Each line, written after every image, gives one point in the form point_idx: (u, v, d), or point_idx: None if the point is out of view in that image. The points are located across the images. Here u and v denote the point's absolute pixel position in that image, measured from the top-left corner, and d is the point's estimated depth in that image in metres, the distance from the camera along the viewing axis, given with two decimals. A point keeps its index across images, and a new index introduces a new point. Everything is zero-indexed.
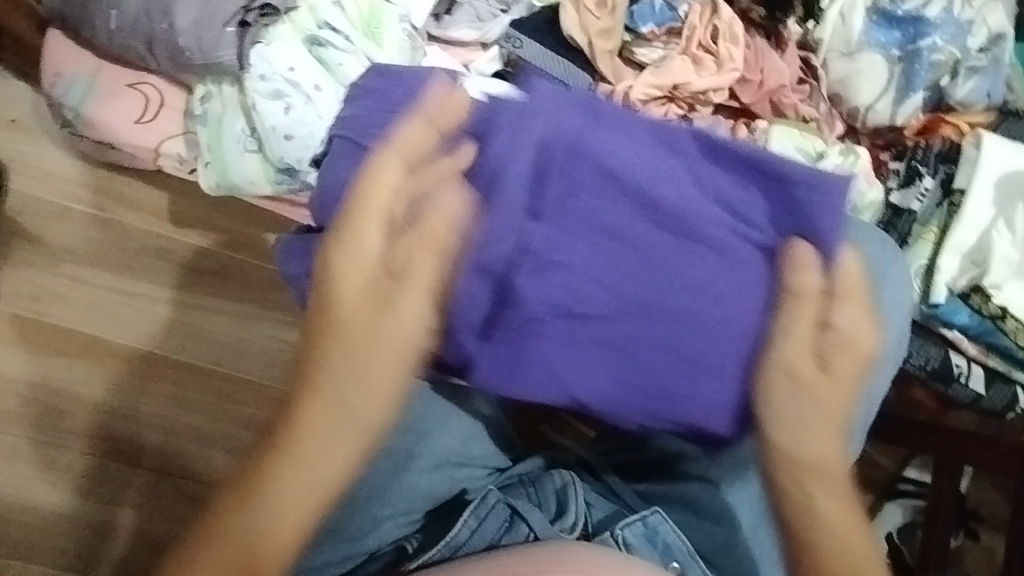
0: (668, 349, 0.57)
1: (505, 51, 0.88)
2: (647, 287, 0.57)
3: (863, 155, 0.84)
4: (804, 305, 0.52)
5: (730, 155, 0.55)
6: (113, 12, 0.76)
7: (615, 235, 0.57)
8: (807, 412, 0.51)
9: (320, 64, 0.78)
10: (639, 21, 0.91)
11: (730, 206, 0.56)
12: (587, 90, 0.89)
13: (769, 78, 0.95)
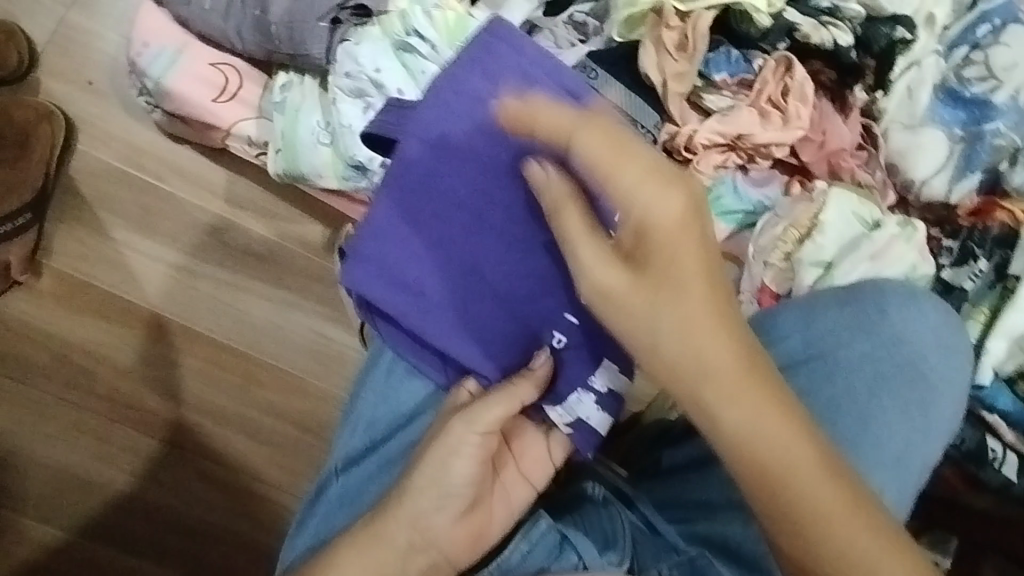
0: None
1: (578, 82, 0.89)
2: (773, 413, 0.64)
3: (921, 229, 0.84)
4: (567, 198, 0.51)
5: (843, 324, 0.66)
6: None
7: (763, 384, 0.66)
8: (732, 405, 0.47)
9: (405, 71, 0.79)
10: (713, 68, 0.93)
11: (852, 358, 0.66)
12: (654, 127, 0.90)
13: (832, 139, 0.96)
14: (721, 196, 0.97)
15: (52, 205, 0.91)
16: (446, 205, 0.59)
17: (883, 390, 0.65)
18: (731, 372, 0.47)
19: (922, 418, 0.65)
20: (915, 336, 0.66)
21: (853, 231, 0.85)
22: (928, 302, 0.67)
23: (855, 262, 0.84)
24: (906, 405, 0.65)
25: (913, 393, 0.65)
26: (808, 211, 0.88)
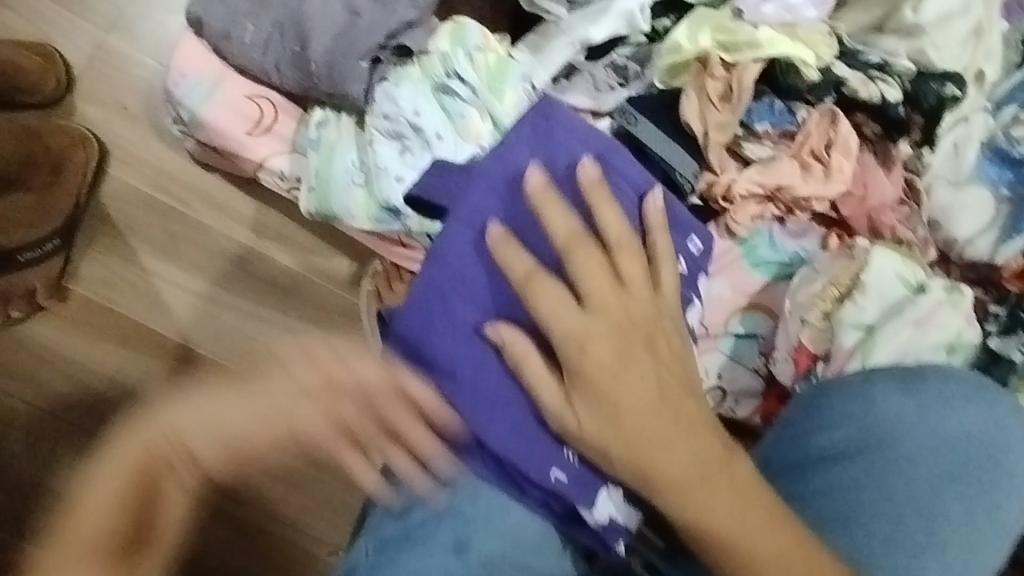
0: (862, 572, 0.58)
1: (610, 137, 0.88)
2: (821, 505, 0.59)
3: (968, 295, 0.82)
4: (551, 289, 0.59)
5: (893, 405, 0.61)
6: (251, 28, 0.80)
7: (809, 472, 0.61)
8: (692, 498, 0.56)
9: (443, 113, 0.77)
10: (755, 118, 0.91)
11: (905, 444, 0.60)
12: (693, 177, 0.87)
13: (873, 194, 0.94)
14: (757, 247, 0.94)
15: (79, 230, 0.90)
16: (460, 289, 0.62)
17: (948, 494, 0.60)
18: (684, 473, 0.56)
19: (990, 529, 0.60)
20: (973, 421, 0.61)
21: (897, 292, 0.82)
22: (992, 394, 0.62)
23: (898, 328, 0.81)
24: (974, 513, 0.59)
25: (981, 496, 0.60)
26: (848, 269, 0.85)
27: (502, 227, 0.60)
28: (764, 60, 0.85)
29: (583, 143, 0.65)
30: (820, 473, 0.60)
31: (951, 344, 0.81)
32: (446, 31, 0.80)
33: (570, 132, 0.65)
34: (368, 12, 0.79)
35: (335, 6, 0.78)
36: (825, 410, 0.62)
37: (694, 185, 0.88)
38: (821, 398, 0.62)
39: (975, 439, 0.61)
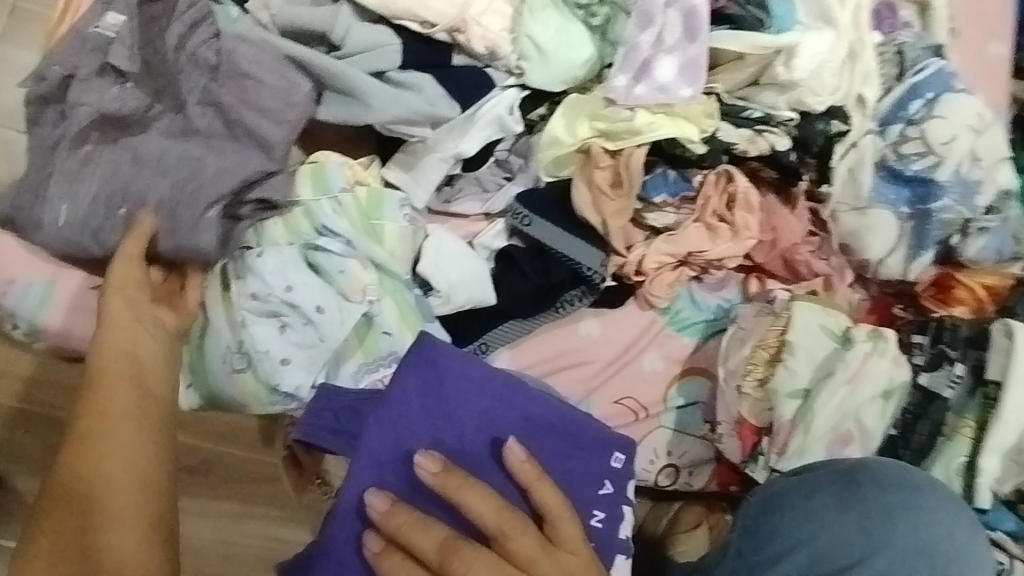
0: None
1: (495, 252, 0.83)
2: None
3: (892, 338, 0.80)
4: (474, 568, 0.51)
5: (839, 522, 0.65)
6: (67, 207, 0.69)
7: None
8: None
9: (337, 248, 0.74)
10: (651, 190, 0.87)
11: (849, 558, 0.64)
12: (600, 267, 0.83)
13: (782, 236, 0.92)
14: (680, 310, 0.91)
15: None
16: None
17: None
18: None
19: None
20: (914, 524, 0.64)
21: (824, 348, 0.81)
22: (925, 488, 0.66)
23: (833, 389, 0.79)
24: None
25: None
26: (773, 330, 0.83)
27: (385, 496, 0.54)
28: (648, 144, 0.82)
29: (478, 390, 0.58)
30: None
31: (885, 390, 0.79)
32: (307, 176, 0.75)
33: (460, 377, 0.58)
34: (213, 155, 0.71)
35: (171, 159, 0.70)
36: (771, 536, 0.65)
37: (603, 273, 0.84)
38: (769, 523, 0.66)
39: (922, 538, 0.64)
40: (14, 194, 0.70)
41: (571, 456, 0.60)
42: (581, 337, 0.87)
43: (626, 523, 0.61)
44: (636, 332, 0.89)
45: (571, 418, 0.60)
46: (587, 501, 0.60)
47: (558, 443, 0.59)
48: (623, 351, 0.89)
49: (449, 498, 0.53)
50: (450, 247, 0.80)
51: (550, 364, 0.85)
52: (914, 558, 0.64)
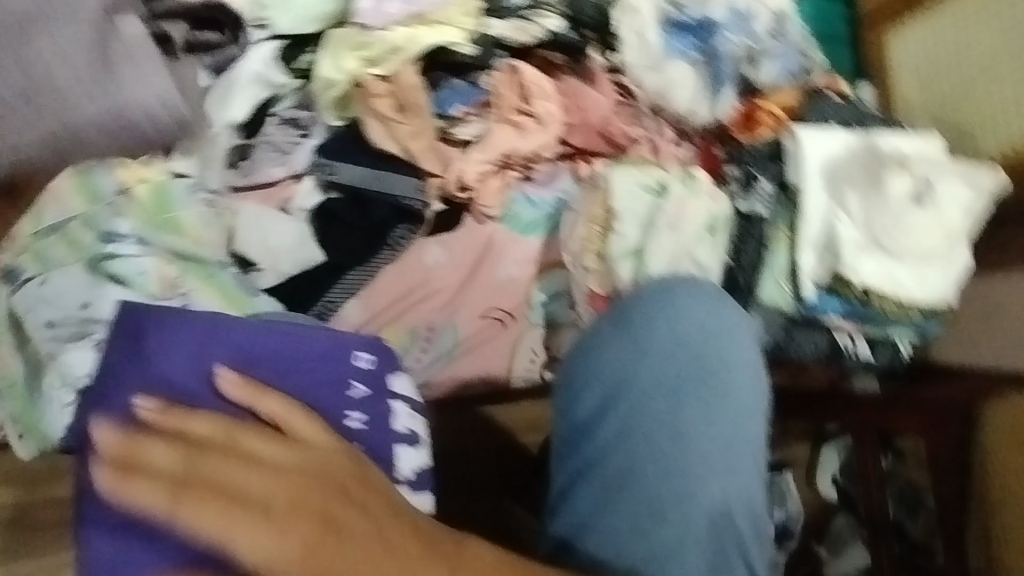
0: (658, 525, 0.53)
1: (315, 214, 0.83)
2: (585, 483, 0.55)
3: (700, 174, 0.86)
4: (239, 529, 0.43)
5: (618, 343, 0.59)
6: None
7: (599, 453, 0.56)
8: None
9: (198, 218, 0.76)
10: (446, 105, 0.86)
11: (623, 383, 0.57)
12: (417, 193, 0.86)
13: (592, 114, 0.94)
14: (518, 214, 0.95)
15: None
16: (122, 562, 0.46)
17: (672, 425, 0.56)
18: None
19: (725, 451, 0.55)
20: (635, 344, 0.58)
21: (644, 203, 0.85)
22: (677, 287, 0.60)
23: (659, 239, 0.85)
24: (707, 400, 0.56)
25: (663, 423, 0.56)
26: (598, 203, 0.86)
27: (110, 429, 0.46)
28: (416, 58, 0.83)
29: (175, 332, 0.53)
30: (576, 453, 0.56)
31: (710, 226, 0.85)
32: (74, 189, 0.73)
33: (164, 333, 0.53)
34: None
35: None
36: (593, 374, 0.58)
37: (424, 200, 0.86)
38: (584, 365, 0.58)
39: (669, 344, 0.58)
40: None
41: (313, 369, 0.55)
42: (429, 266, 0.90)
43: (399, 415, 0.56)
44: (481, 244, 0.94)
45: (290, 335, 0.55)
46: (335, 407, 0.54)
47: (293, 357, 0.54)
48: (471, 264, 0.92)
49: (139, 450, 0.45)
50: (262, 219, 0.80)
51: (396, 299, 0.88)
52: (676, 362, 0.58)
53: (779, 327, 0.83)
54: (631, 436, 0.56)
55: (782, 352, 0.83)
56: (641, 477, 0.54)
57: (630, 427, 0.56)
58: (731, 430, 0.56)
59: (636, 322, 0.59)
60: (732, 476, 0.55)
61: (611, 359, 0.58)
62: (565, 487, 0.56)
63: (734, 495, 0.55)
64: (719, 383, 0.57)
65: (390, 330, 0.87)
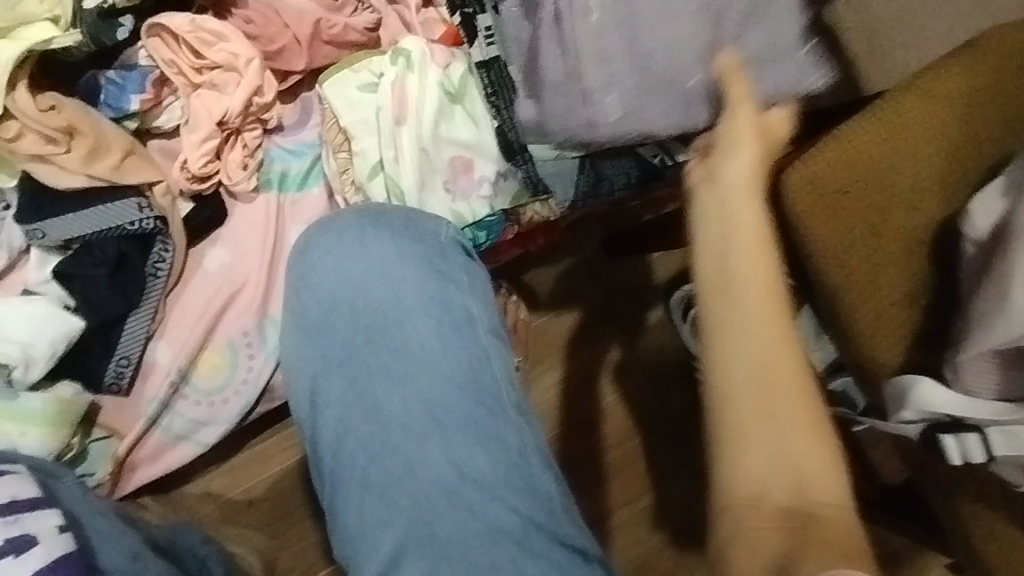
0: (409, 436, 0.61)
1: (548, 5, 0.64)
2: (346, 430, 0.61)
3: (410, 42, 0.74)
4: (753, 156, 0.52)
5: (324, 289, 0.64)
6: None
7: (358, 391, 0.62)
8: (757, 416, 0.45)
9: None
10: (118, 104, 0.75)
11: (343, 319, 0.63)
12: (143, 212, 0.75)
13: (298, 26, 0.78)
14: (285, 171, 0.83)
15: None
16: None
17: (403, 347, 0.63)
18: (776, 330, 0.45)
19: (450, 388, 0.62)
20: (338, 286, 0.64)
21: (370, 105, 0.74)
22: (315, 253, 0.65)
23: (399, 138, 0.73)
24: (384, 360, 0.62)
25: (388, 349, 0.62)
26: (330, 124, 0.76)
27: None
28: (24, 74, 0.69)
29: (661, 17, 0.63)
30: (329, 406, 0.62)
31: (451, 94, 0.74)
32: None
33: None
34: None
35: None
36: (318, 321, 0.63)
37: (155, 215, 0.76)
38: (309, 324, 0.64)
39: (368, 283, 0.64)
40: None
41: (389, 263, 0.64)
42: (216, 272, 0.81)
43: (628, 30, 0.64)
44: (261, 224, 0.82)
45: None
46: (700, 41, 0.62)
47: (394, 256, 0.64)
48: (259, 250, 0.81)
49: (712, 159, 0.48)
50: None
51: (197, 322, 0.80)
52: (341, 332, 0.63)
53: (574, 174, 0.73)
54: (369, 364, 0.62)
55: (592, 194, 0.75)
56: (390, 402, 0.61)
57: (334, 419, 0.61)
58: (424, 375, 0.62)
59: (334, 271, 0.64)
60: (443, 422, 0.61)
61: (321, 306, 0.64)
62: (331, 506, 0.61)
63: (459, 447, 0.60)
64: (401, 339, 0.63)
65: (208, 354, 0.81)
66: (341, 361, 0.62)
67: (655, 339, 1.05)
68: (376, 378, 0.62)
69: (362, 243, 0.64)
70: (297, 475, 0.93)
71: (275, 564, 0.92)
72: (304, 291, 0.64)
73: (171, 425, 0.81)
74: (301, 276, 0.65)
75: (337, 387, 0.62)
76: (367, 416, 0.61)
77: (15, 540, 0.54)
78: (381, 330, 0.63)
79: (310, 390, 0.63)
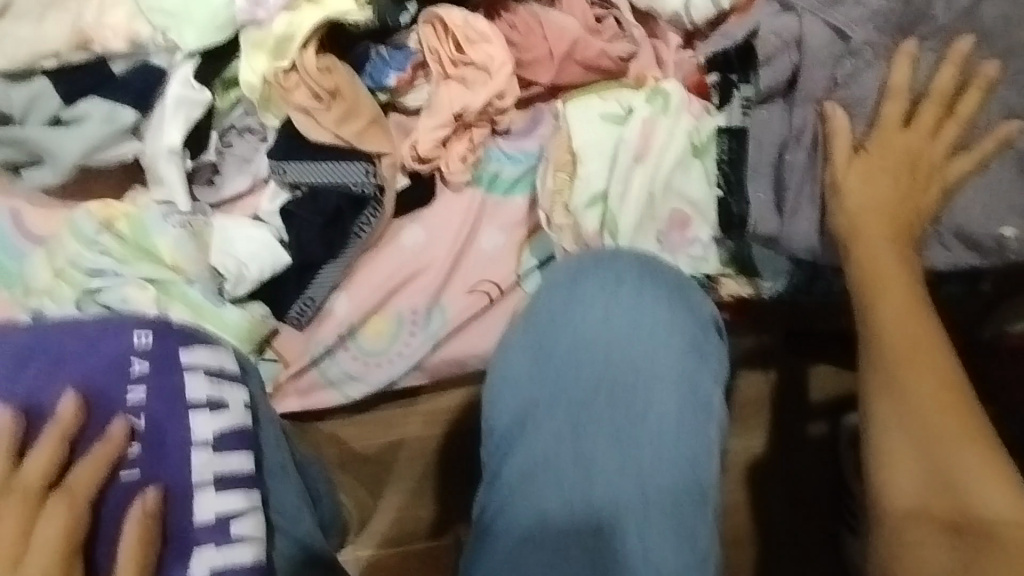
0: (607, 493, 0.65)
1: (797, 157, 0.66)
2: (549, 461, 0.66)
3: (673, 88, 0.72)
4: (866, 186, 0.62)
5: (578, 324, 0.69)
6: None
7: (577, 433, 0.67)
8: (911, 431, 0.55)
9: (823, 79, 0.65)
10: (379, 78, 0.81)
11: (584, 359, 0.69)
12: (367, 176, 0.82)
13: (556, 42, 0.81)
14: (497, 173, 0.86)
15: None
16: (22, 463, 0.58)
17: (636, 411, 0.67)
18: (914, 334, 0.58)
19: (667, 467, 0.65)
20: (595, 329, 0.69)
21: (609, 134, 0.74)
22: (589, 285, 0.69)
23: (627, 176, 0.72)
24: (615, 417, 0.67)
25: (620, 406, 0.67)
26: (560, 143, 0.76)
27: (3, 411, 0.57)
28: (312, 36, 0.77)
29: None
30: (541, 435, 0.67)
31: (695, 148, 0.73)
32: (66, 236, 0.81)
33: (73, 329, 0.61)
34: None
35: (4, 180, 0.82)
36: (560, 349, 0.69)
37: (375, 182, 0.82)
38: (547, 343, 0.70)
39: (621, 338, 0.69)
40: None
41: (659, 333, 0.68)
42: (409, 247, 0.87)
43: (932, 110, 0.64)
44: (462, 216, 0.86)
45: None
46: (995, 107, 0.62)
47: (662, 326, 0.68)
48: (454, 239, 0.86)
49: (870, 152, 0.63)
50: (229, 225, 0.83)
51: (382, 288, 0.86)
52: (585, 378, 0.68)
53: (786, 273, 0.71)
54: (601, 416, 0.67)
55: (804, 291, 0.72)
56: (604, 452, 0.66)
57: (542, 445, 0.67)
58: (641, 442, 0.66)
59: (591, 314, 0.69)
60: (642, 493, 0.65)
61: (567, 341, 0.69)
62: (489, 514, 0.66)
63: (653, 530, 0.63)
64: (637, 399, 0.67)
65: (378, 318, 0.87)
66: (564, 403, 0.68)
67: (804, 452, 0.96)
68: (601, 427, 0.67)
69: (638, 298, 0.68)
70: (415, 448, 0.98)
71: (372, 521, 0.98)
72: (560, 325, 0.69)
73: (328, 369, 0.87)
74: (561, 302, 0.70)
75: (557, 419, 0.67)
76: (574, 458, 0.66)
77: (209, 399, 0.60)
78: (622, 388, 0.67)
79: (531, 410, 0.68)
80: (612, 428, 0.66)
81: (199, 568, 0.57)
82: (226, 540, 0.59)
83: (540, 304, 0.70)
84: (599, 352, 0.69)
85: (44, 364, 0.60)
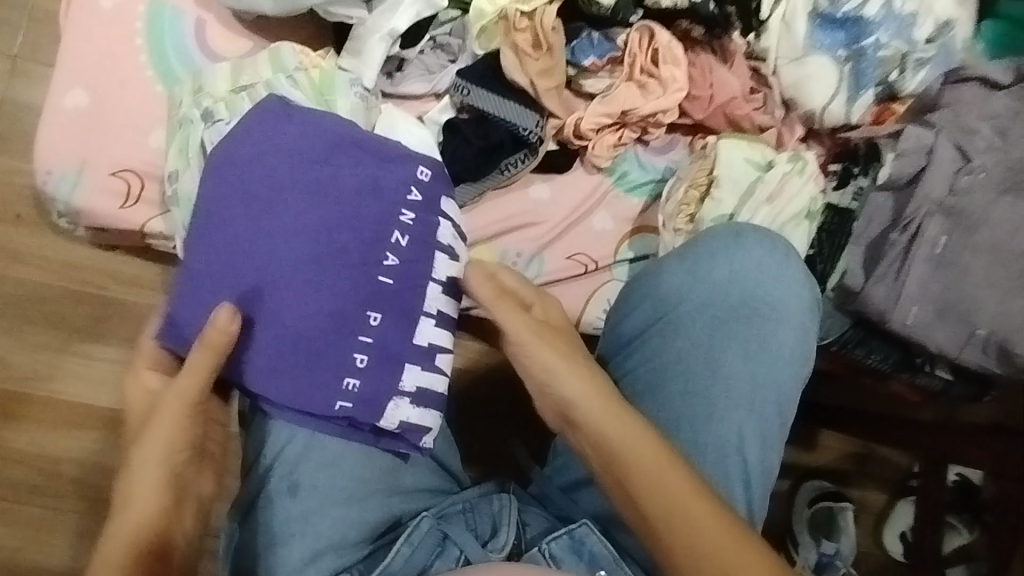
0: (705, 419, 0.66)
1: (898, 240, 0.78)
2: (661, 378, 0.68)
3: (811, 159, 0.88)
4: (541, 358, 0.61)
5: (721, 265, 0.70)
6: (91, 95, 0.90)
7: (704, 355, 0.67)
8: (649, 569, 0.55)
9: (942, 186, 0.77)
10: (580, 54, 0.95)
11: (728, 294, 0.69)
12: (536, 127, 0.93)
13: (719, 92, 0.97)
14: (627, 172, 1.00)
15: (31, 347, 0.99)
16: (277, 242, 0.61)
17: (760, 351, 0.67)
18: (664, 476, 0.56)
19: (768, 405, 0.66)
20: (745, 269, 0.70)
21: (749, 175, 0.88)
22: (751, 243, 0.71)
23: (753, 208, 0.87)
24: (745, 341, 0.67)
25: (750, 339, 0.68)
26: (701, 167, 0.90)
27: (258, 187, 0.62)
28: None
29: None
30: (671, 349, 0.68)
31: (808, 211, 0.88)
32: (265, 61, 0.89)
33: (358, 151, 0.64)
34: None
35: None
36: (708, 269, 0.70)
37: (540, 134, 0.94)
38: (698, 265, 0.70)
39: (768, 293, 0.69)
40: (59, 97, 0.90)
41: (797, 311, 0.69)
42: (532, 200, 0.98)
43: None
44: (586, 192, 0.99)
45: None
46: None
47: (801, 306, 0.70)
48: (573, 208, 0.98)
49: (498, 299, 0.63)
50: (401, 115, 0.91)
51: (501, 223, 0.96)
52: (726, 305, 0.69)
53: (848, 329, 0.83)
54: (726, 341, 0.68)
55: (851, 349, 0.83)
56: (724, 382, 0.66)
57: (654, 352, 0.69)
58: (765, 372, 0.67)
59: (748, 263, 0.70)
60: (755, 416, 0.66)
61: (718, 275, 0.70)
62: None
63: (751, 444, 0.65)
64: (771, 342, 0.68)
65: (484, 248, 0.96)
66: (700, 322, 0.68)
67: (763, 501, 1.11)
68: (728, 357, 0.67)
69: (791, 263, 0.71)
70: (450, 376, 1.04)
71: None
72: (712, 257, 0.70)
73: None
74: (718, 240, 0.71)
75: (688, 334, 0.68)
76: (691, 379, 0.67)
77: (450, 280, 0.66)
78: (754, 326, 0.68)
79: (670, 322, 0.69)
80: (737, 361, 0.67)
81: (409, 382, 0.65)
82: (429, 365, 0.66)
83: (705, 238, 0.72)
84: (740, 295, 0.69)
85: (347, 161, 0.63)
